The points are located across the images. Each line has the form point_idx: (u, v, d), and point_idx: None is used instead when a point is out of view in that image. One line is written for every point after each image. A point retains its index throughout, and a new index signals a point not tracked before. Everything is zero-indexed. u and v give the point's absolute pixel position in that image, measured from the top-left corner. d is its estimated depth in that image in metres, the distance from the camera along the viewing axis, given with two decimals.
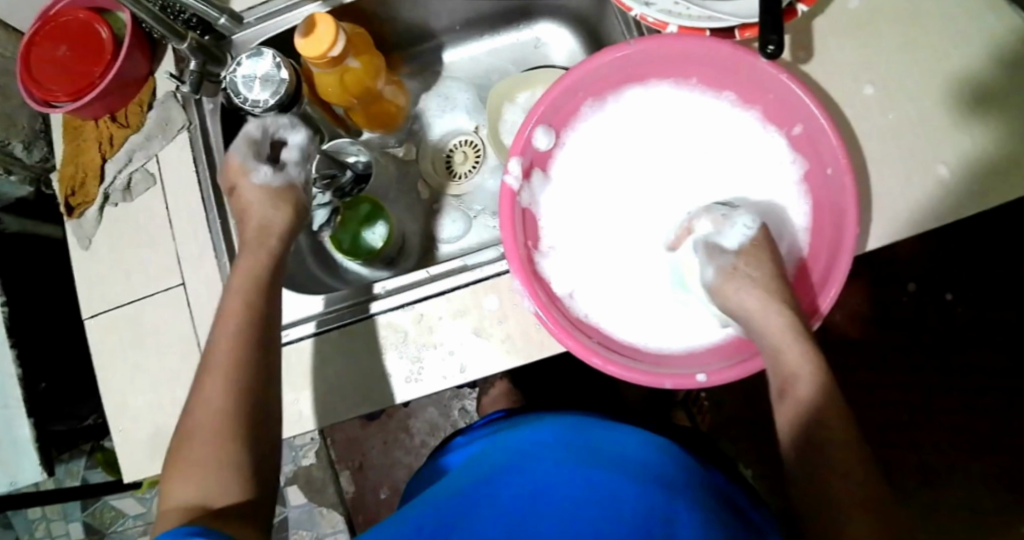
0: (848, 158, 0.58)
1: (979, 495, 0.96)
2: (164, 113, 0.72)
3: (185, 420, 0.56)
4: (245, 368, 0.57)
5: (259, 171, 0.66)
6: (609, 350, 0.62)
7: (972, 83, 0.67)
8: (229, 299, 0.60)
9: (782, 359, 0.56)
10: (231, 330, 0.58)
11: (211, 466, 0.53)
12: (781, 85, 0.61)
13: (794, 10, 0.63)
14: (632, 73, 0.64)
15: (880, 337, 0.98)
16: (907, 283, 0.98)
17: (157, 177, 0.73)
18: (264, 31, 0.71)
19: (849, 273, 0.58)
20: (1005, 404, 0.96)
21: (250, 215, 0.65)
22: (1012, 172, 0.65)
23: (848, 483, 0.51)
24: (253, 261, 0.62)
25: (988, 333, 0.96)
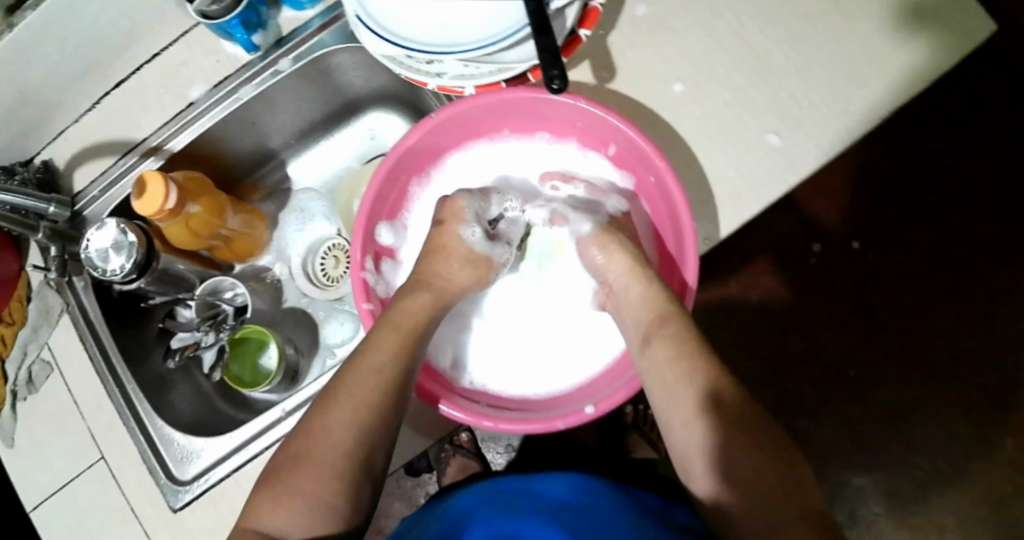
0: (666, 162, 0.60)
1: (929, 412, 1.02)
2: (44, 302, 0.75)
3: (304, 436, 0.56)
4: (377, 397, 0.57)
5: (470, 233, 0.66)
6: (499, 410, 0.63)
7: (775, 52, 0.69)
8: (381, 334, 0.60)
9: (647, 316, 0.61)
10: (372, 364, 0.58)
11: (316, 498, 0.53)
12: (581, 113, 0.64)
13: (578, 37, 0.65)
14: (447, 141, 0.67)
15: (790, 297, 1.05)
16: (811, 244, 1.05)
17: (53, 363, 0.75)
18: (110, 201, 0.74)
19: (699, 269, 0.61)
20: (924, 321, 1.03)
21: (445, 266, 0.66)
22: (840, 121, 0.67)
23: (729, 408, 0.55)
24: (423, 304, 0.63)
25: (889, 263, 1.03)
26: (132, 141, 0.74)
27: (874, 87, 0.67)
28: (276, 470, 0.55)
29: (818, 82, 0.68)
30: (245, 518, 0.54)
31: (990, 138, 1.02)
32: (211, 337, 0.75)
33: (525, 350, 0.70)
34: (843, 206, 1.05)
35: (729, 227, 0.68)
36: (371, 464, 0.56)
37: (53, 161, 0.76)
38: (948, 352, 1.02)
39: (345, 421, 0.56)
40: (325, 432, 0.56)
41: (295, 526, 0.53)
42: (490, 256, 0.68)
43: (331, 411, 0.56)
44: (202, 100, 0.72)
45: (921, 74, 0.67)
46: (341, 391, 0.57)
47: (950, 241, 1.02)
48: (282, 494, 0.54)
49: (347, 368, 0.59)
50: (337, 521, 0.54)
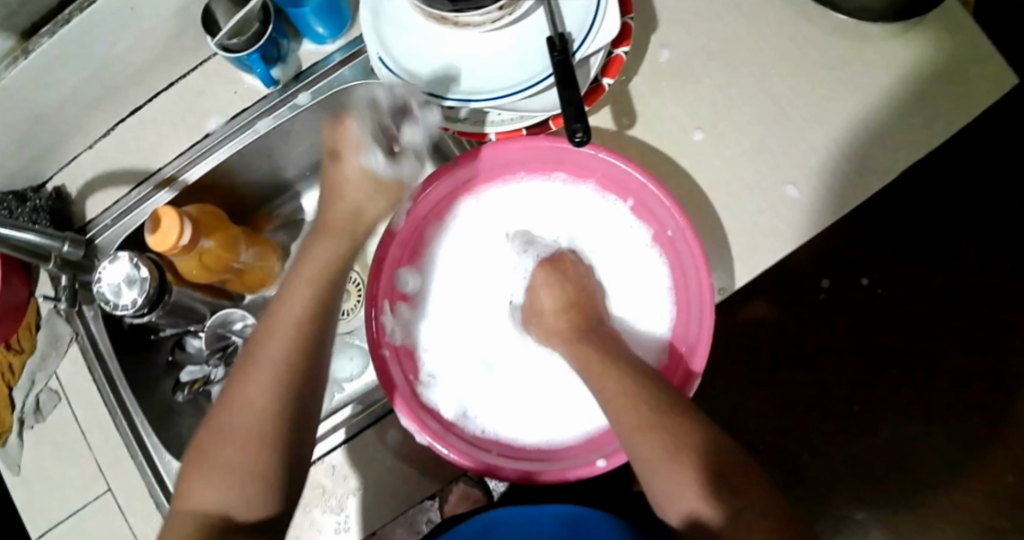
0: (686, 216, 0.60)
1: (937, 451, 1.01)
2: (54, 330, 0.75)
3: (219, 412, 0.57)
4: (284, 366, 0.56)
5: (371, 159, 0.62)
6: (511, 458, 0.63)
7: (797, 102, 0.69)
8: (289, 295, 0.59)
9: (584, 356, 0.62)
10: (277, 328, 0.57)
11: (240, 472, 0.54)
12: (601, 162, 0.64)
13: (601, 85, 0.65)
14: (461, 184, 0.66)
15: (797, 331, 1.05)
16: (821, 280, 1.05)
17: (61, 393, 0.75)
18: (122, 230, 0.73)
19: (710, 347, 0.61)
20: (932, 360, 1.03)
21: (346, 197, 0.62)
22: (861, 173, 0.67)
23: (686, 434, 0.55)
24: (327, 253, 0.61)
25: (898, 301, 1.04)
26: (148, 172, 0.74)
27: (892, 142, 0.68)
28: (201, 446, 0.56)
29: (839, 134, 0.68)
30: (181, 499, 0.56)
31: (999, 179, 1.03)
32: (222, 370, 0.78)
33: (512, 399, 0.68)
34: (854, 243, 1.05)
35: (745, 278, 0.67)
36: (294, 427, 0.56)
37: (66, 188, 0.76)
38: (952, 391, 1.02)
39: (257, 387, 0.56)
40: (237, 407, 0.56)
41: (224, 500, 0.54)
42: (400, 178, 0.64)
43: (248, 381, 0.56)
44: (219, 132, 0.72)
45: (939, 131, 0.67)
46: (252, 362, 0.57)
47: (957, 281, 1.03)
48: (209, 470, 0.55)
49: (257, 337, 0.58)
50: (263, 488, 0.55)
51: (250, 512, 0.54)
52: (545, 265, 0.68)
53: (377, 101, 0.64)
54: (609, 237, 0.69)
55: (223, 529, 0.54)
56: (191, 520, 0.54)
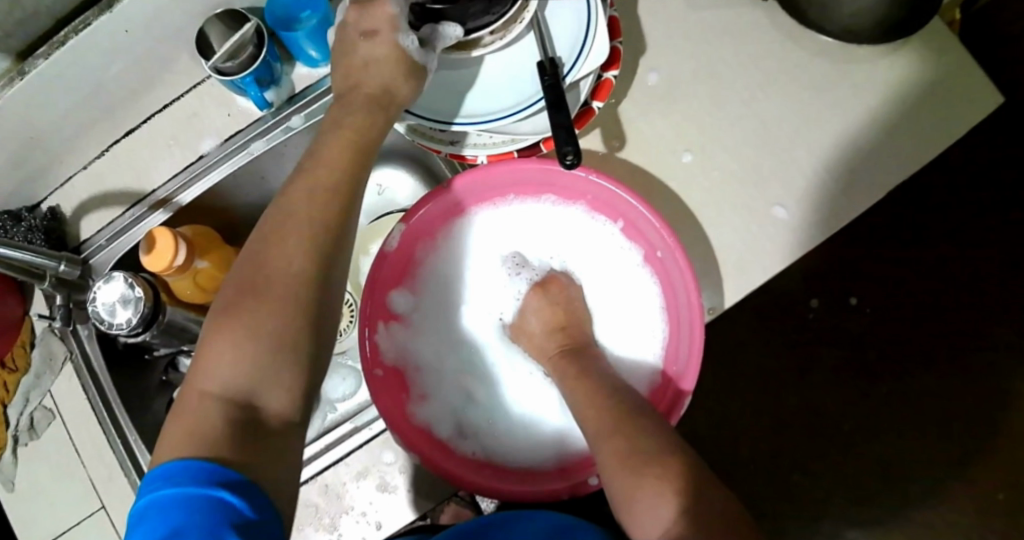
0: (675, 236, 0.61)
1: (927, 464, 1.02)
2: (47, 349, 0.75)
3: (242, 272, 0.50)
4: (313, 229, 0.50)
5: (407, 39, 0.56)
6: (505, 476, 0.64)
7: (784, 125, 0.70)
8: (319, 157, 0.53)
9: (569, 374, 0.64)
10: (306, 197, 0.51)
11: (265, 340, 0.48)
12: (590, 184, 0.64)
13: (590, 108, 0.66)
14: (450, 206, 0.66)
15: (788, 344, 1.06)
16: (810, 299, 1.06)
17: (56, 411, 0.75)
18: (117, 250, 0.74)
19: (700, 368, 0.61)
20: (922, 375, 1.04)
21: (368, 71, 0.56)
22: (847, 195, 0.68)
23: (667, 461, 0.54)
24: (359, 118, 0.55)
25: (887, 316, 1.05)
26: (142, 192, 0.74)
27: (878, 164, 0.69)
28: (221, 325, 0.48)
29: (826, 156, 0.69)
30: (197, 385, 0.48)
31: (988, 193, 1.04)
32: None
33: (501, 422, 0.68)
34: (845, 258, 1.06)
35: (735, 297, 0.68)
36: (323, 306, 0.50)
37: (60, 208, 0.76)
38: (944, 404, 1.03)
39: (288, 262, 0.49)
40: (262, 282, 0.49)
41: (250, 383, 0.47)
42: (424, 65, 0.58)
43: (273, 243, 0.50)
44: (213, 154, 0.72)
45: (925, 152, 0.68)
46: (277, 224, 0.50)
47: (946, 296, 1.04)
48: (230, 350, 0.47)
49: (281, 195, 0.52)
50: (293, 374, 0.48)
51: (281, 399, 0.48)
52: (537, 289, 0.68)
53: None
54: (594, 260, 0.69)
55: (249, 416, 0.47)
56: (215, 404, 0.47)
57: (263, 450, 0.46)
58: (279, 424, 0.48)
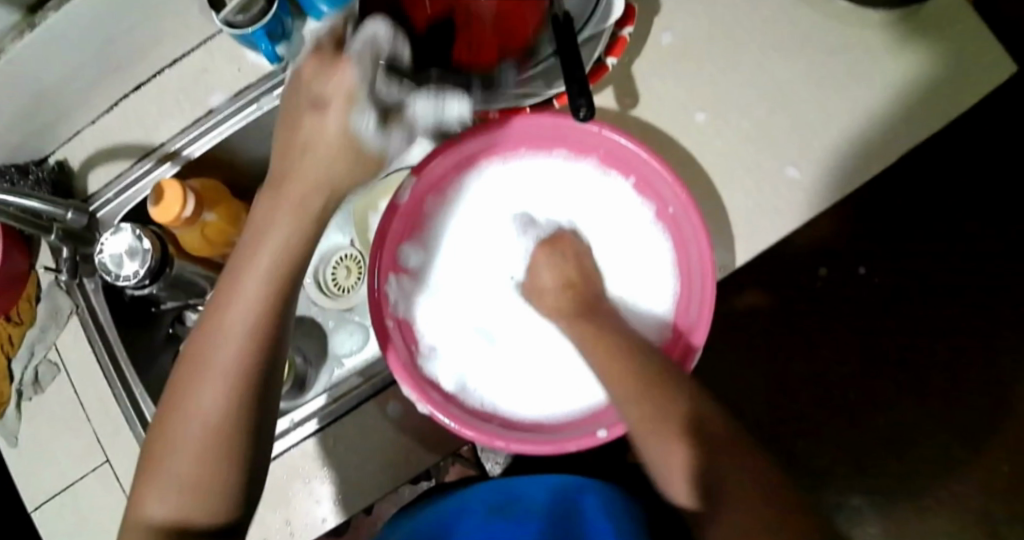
0: (687, 191, 0.61)
1: (932, 438, 1.02)
2: (53, 302, 0.75)
3: (173, 401, 0.54)
4: (235, 359, 0.52)
5: (362, 122, 0.52)
6: (511, 430, 0.63)
7: (798, 85, 0.69)
8: (240, 282, 0.53)
9: (585, 331, 0.63)
10: (236, 319, 0.52)
11: (193, 478, 0.52)
12: (603, 138, 0.64)
13: (604, 64, 0.65)
14: (461, 158, 0.66)
15: (793, 314, 1.06)
16: (819, 268, 1.06)
17: (60, 364, 0.75)
18: (124, 203, 0.73)
19: (712, 316, 0.61)
20: (928, 347, 1.04)
21: (308, 156, 0.52)
22: (862, 156, 0.68)
23: (701, 417, 0.57)
24: (284, 229, 0.53)
25: (894, 288, 1.05)
26: (149, 146, 0.73)
27: (894, 125, 0.68)
28: (154, 460, 0.54)
29: (840, 116, 0.69)
30: (136, 514, 0.54)
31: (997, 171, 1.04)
32: None
33: (512, 375, 0.68)
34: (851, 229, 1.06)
35: (745, 257, 0.68)
36: (254, 427, 0.54)
37: (67, 162, 0.75)
38: (949, 378, 1.03)
39: (208, 402, 0.52)
40: (184, 432, 0.53)
41: (184, 513, 0.53)
42: (383, 151, 0.55)
43: (197, 377, 0.52)
44: (222, 108, 0.71)
45: (940, 115, 0.67)
46: (201, 353, 0.53)
47: (951, 268, 1.04)
48: (168, 488, 0.53)
49: (206, 325, 0.53)
50: (225, 495, 0.53)
51: (211, 518, 0.53)
52: (544, 245, 0.68)
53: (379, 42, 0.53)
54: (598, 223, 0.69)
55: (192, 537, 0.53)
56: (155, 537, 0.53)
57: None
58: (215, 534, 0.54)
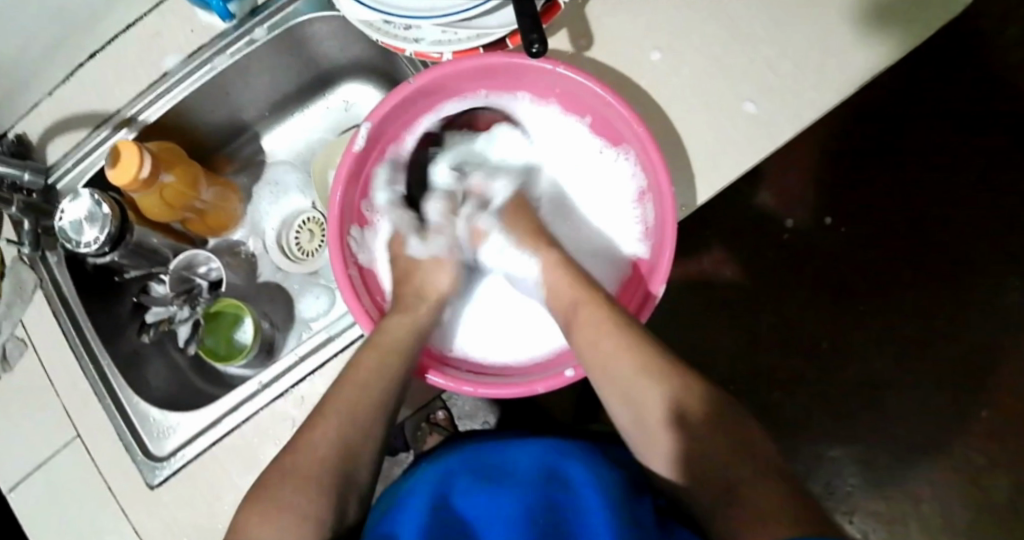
0: (646, 124, 0.60)
1: (900, 383, 1.06)
2: (17, 277, 0.74)
3: (287, 450, 0.57)
4: (361, 419, 0.59)
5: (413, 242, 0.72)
6: (480, 375, 0.65)
7: (753, 19, 0.69)
8: (366, 354, 0.61)
9: (562, 298, 0.64)
10: (372, 373, 0.60)
11: (298, 513, 0.54)
12: (562, 78, 0.64)
13: (556, 3, 0.64)
14: (417, 99, 0.65)
15: (764, 265, 1.08)
16: (785, 219, 1.08)
17: (28, 340, 0.73)
18: (84, 172, 0.73)
19: (678, 235, 0.61)
20: (899, 295, 1.06)
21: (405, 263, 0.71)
22: (819, 88, 0.68)
23: (678, 379, 0.58)
24: (403, 320, 0.64)
25: (860, 238, 1.07)
26: (105, 113, 0.73)
27: (851, 54, 0.68)
28: (260, 490, 0.56)
29: (797, 49, 0.68)
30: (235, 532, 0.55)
31: (952, 123, 1.07)
32: (185, 313, 0.75)
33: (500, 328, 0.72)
34: (813, 179, 1.08)
35: (706, 196, 0.68)
36: (353, 476, 0.57)
37: (27, 136, 0.74)
38: (918, 325, 1.06)
39: (328, 449, 0.57)
40: (301, 464, 0.56)
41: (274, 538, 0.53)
42: (437, 256, 0.72)
43: (319, 422, 0.58)
44: (176, 71, 0.71)
45: (900, 41, 0.67)
46: (328, 406, 0.59)
47: (917, 219, 1.07)
48: (263, 510, 0.54)
49: (332, 391, 0.60)
50: (309, 524, 0.54)
51: None
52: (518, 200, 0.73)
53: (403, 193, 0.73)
54: (592, 164, 0.71)
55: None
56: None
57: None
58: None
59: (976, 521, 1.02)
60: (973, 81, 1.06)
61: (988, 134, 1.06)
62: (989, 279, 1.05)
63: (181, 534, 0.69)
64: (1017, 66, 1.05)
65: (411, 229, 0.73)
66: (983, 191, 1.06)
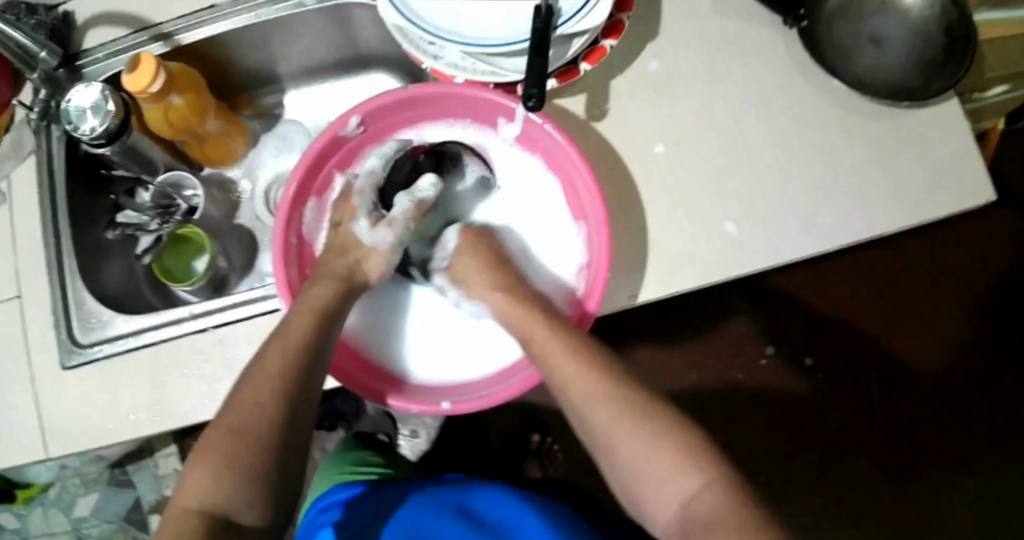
0: (605, 208, 0.62)
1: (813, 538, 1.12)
2: (19, 139, 0.78)
3: (230, 409, 0.56)
4: (291, 378, 0.58)
5: (359, 222, 0.68)
6: (371, 373, 0.70)
7: (761, 149, 0.70)
8: (296, 316, 0.61)
9: (519, 319, 0.64)
10: (301, 334, 0.60)
11: (245, 469, 0.54)
12: (547, 135, 0.66)
13: (576, 69, 0.66)
14: (408, 105, 0.67)
15: (724, 389, 1.14)
16: (766, 347, 1.15)
17: (7, 197, 0.77)
18: (110, 66, 0.76)
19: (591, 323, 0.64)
20: (839, 456, 1.13)
21: (349, 234, 0.68)
22: (801, 234, 0.69)
23: (650, 409, 0.56)
24: (334, 287, 0.64)
25: (828, 394, 1.14)
26: (147, 22, 0.76)
27: (842, 213, 0.69)
28: (205, 449, 0.55)
29: (793, 189, 0.69)
30: (181, 494, 0.54)
31: (951, 317, 1.14)
32: (155, 226, 0.79)
33: (442, 349, 0.73)
34: (794, 330, 1.15)
35: (653, 296, 0.68)
36: (292, 436, 0.57)
37: (73, 15, 0.78)
38: (841, 485, 1.13)
39: (263, 406, 0.56)
40: (243, 423, 0.55)
41: (226, 498, 0.53)
42: (377, 246, 0.68)
43: (257, 381, 0.57)
44: (224, 6, 0.74)
45: (889, 217, 0.69)
46: (261, 366, 0.58)
47: (870, 392, 1.14)
48: (212, 470, 0.54)
49: (264, 350, 0.60)
50: (256, 486, 0.54)
51: (245, 515, 0.54)
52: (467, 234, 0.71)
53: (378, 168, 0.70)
54: (552, 226, 0.72)
55: (217, 526, 0.53)
56: (190, 518, 0.53)
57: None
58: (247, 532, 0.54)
59: None
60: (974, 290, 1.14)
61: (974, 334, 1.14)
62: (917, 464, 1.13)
63: (73, 421, 0.72)
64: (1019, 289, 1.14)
65: (367, 211, 0.68)
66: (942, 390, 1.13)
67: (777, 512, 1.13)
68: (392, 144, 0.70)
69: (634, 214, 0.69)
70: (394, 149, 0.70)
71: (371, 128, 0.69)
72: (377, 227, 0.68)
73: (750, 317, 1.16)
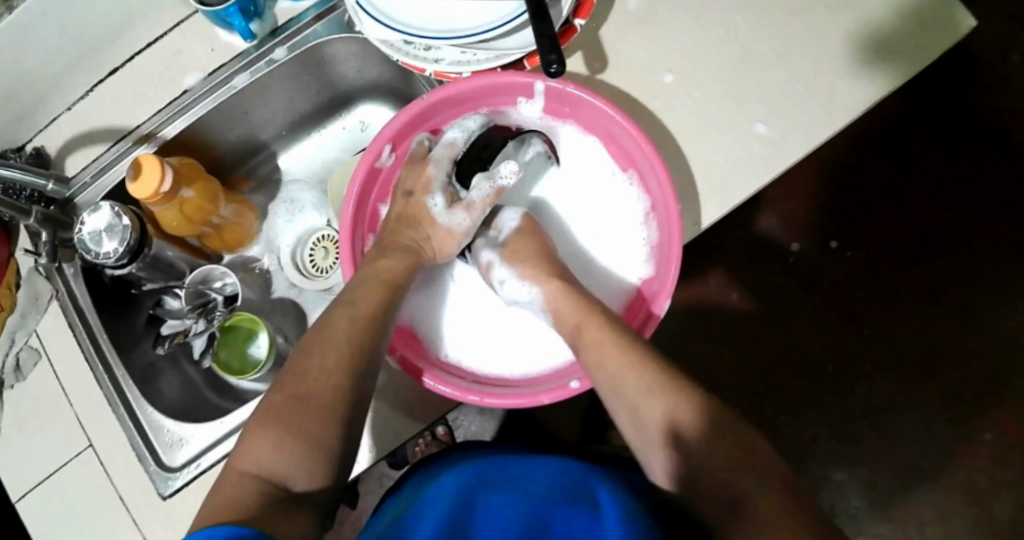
0: (654, 146, 0.62)
1: (910, 409, 1.11)
2: (33, 289, 0.74)
3: (294, 374, 0.55)
4: (362, 351, 0.57)
5: (434, 202, 0.70)
6: (480, 384, 0.66)
7: (761, 42, 0.71)
8: (363, 290, 0.60)
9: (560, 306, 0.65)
10: (367, 307, 0.59)
11: (310, 435, 0.52)
12: (577, 99, 0.66)
13: (573, 26, 0.66)
14: (428, 114, 0.67)
15: (774, 295, 1.14)
16: (791, 244, 1.14)
17: (42, 351, 0.74)
18: (102, 186, 0.73)
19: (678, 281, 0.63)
20: (910, 319, 1.12)
21: (427, 215, 0.70)
22: (831, 106, 0.69)
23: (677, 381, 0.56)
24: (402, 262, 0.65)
25: (872, 266, 1.13)
26: (125, 129, 0.74)
27: (864, 72, 0.69)
28: (268, 416, 0.53)
29: (807, 67, 0.69)
30: (240, 460, 0.51)
31: (952, 160, 1.13)
32: (201, 325, 0.77)
33: (501, 339, 0.72)
34: (826, 216, 1.14)
35: (715, 217, 0.69)
36: (358, 405, 0.55)
37: (46, 148, 0.75)
38: (920, 349, 1.12)
39: (330, 375, 0.54)
40: (309, 388, 0.53)
41: (287, 467, 0.50)
42: (451, 227, 0.71)
43: (322, 351, 0.56)
44: (196, 88, 0.72)
45: (915, 55, 0.68)
46: (324, 334, 0.57)
47: (916, 252, 1.13)
48: (274, 434, 0.51)
49: (327, 322, 0.58)
50: (324, 452, 0.52)
51: (305, 482, 0.51)
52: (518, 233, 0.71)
53: (459, 139, 0.69)
54: (607, 191, 0.72)
55: (276, 494, 0.49)
56: (249, 482, 0.49)
57: (290, 526, 0.48)
58: (307, 506, 0.51)
59: (977, 532, 1.08)
60: (963, 123, 1.13)
61: (977, 166, 1.12)
62: (987, 301, 1.11)
63: None
64: (1002, 113, 1.12)
65: (441, 186, 0.70)
66: (985, 222, 1.12)
67: (865, 395, 1.12)
68: (476, 118, 0.69)
69: (667, 146, 0.70)
70: (479, 125, 0.69)
71: (425, 123, 0.68)
72: (454, 208, 0.71)
73: (769, 216, 1.15)
